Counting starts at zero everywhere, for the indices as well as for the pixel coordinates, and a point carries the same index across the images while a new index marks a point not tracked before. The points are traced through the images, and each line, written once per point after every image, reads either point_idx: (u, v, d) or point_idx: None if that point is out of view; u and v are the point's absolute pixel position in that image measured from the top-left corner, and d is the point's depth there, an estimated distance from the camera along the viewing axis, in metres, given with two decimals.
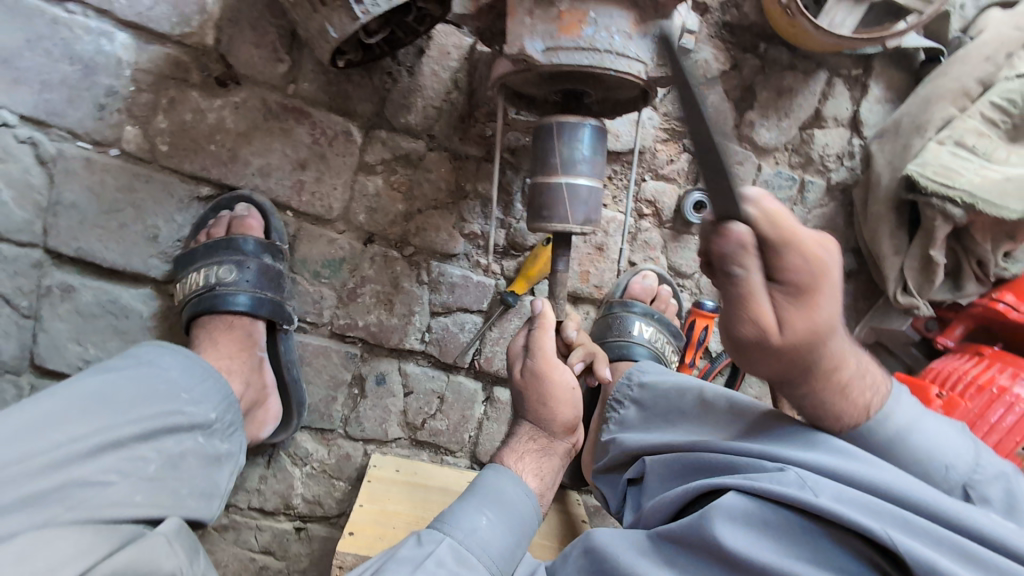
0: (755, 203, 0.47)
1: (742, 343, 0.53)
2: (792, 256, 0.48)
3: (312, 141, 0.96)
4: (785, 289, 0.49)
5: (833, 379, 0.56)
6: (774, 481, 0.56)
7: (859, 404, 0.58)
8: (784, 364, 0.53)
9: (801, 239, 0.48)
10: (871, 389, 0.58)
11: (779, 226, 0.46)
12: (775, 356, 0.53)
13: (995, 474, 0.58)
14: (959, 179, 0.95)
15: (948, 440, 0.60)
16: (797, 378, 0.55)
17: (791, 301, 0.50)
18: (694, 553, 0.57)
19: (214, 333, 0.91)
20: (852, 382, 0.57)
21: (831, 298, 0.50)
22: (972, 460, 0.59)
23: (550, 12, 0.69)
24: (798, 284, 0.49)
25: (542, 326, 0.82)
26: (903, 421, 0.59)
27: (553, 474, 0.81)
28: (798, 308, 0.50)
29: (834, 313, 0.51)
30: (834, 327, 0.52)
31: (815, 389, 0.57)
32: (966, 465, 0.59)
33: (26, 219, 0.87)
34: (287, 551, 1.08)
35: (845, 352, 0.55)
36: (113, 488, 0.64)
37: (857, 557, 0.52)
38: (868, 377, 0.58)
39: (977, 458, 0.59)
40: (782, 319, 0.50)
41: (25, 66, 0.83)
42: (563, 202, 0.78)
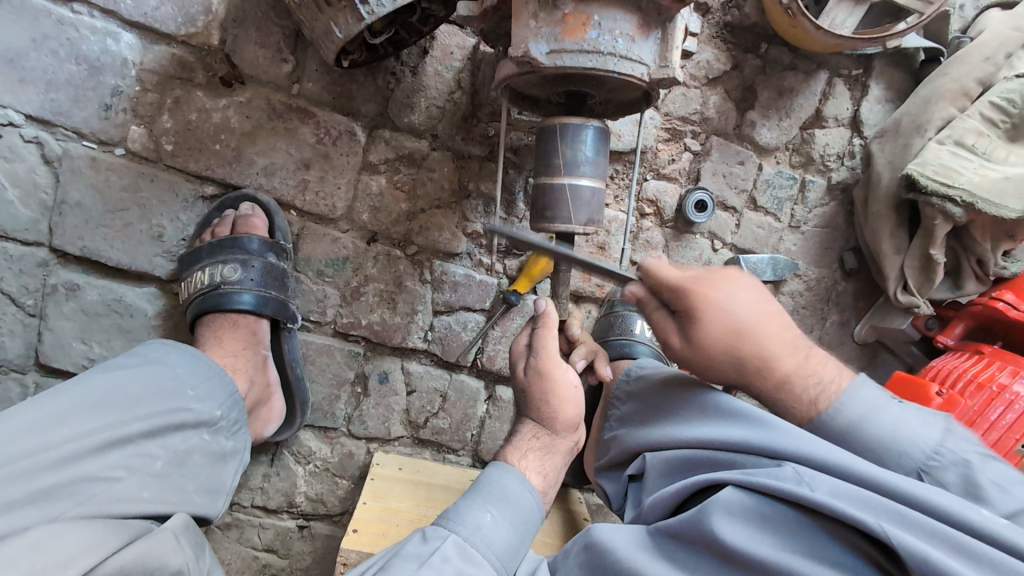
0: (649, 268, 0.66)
1: (674, 361, 0.68)
2: (667, 291, 0.65)
3: (315, 141, 0.96)
4: (681, 316, 0.64)
5: (773, 378, 0.64)
6: (771, 476, 0.57)
7: (805, 400, 0.64)
8: (710, 369, 0.65)
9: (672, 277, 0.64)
10: (818, 388, 0.64)
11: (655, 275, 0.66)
12: (696, 364, 0.65)
13: (957, 460, 0.58)
14: (958, 178, 0.96)
15: (908, 427, 0.61)
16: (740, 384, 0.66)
17: (685, 321, 0.63)
18: (694, 548, 0.58)
19: (219, 333, 0.91)
20: (794, 375, 0.64)
21: (720, 309, 0.62)
22: (931, 446, 0.59)
23: (554, 15, 0.69)
24: (687, 308, 0.63)
25: (545, 325, 0.83)
26: (857, 409, 0.62)
27: (556, 471, 0.81)
28: (695, 327, 0.63)
29: (729, 321, 0.62)
30: (736, 332, 0.62)
31: (760, 386, 0.64)
32: (923, 451, 0.59)
33: (32, 218, 0.88)
34: (291, 549, 1.09)
35: (770, 349, 0.63)
36: (121, 484, 0.65)
37: (852, 552, 0.52)
38: (813, 373, 0.64)
39: (940, 443, 0.59)
40: (684, 336, 0.64)
41: (32, 66, 0.84)
42: (564, 203, 0.79)
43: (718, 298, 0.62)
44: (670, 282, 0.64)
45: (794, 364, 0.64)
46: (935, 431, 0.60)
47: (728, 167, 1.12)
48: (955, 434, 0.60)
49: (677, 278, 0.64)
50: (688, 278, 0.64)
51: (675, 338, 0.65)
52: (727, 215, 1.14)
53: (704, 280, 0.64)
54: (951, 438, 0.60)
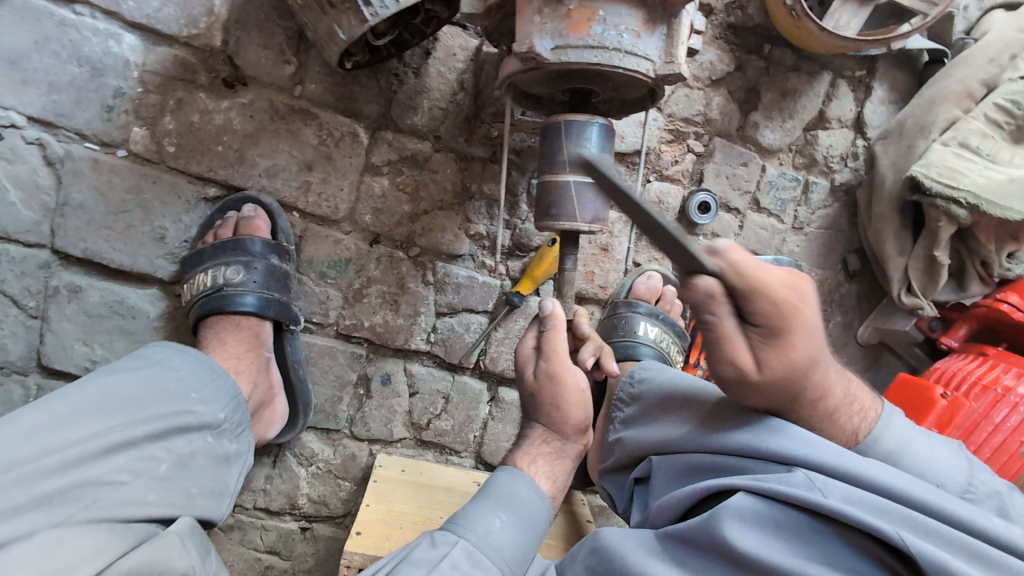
0: (722, 255, 0.48)
1: (724, 380, 0.55)
2: (757, 302, 0.48)
3: (318, 142, 0.96)
4: (762, 333, 0.50)
5: (818, 407, 0.58)
6: (782, 482, 0.56)
7: (847, 430, 0.60)
8: (764, 395, 0.56)
9: (768, 282, 0.48)
10: (858, 416, 0.60)
11: (746, 277, 0.47)
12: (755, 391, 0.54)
13: (989, 491, 0.60)
14: (963, 180, 0.95)
15: (937, 460, 0.62)
16: (782, 407, 0.58)
17: (767, 344, 0.50)
18: (706, 554, 0.57)
19: (222, 336, 0.91)
20: (840, 407, 0.59)
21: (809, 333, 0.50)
22: (963, 479, 0.61)
23: (559, 10, 0.69)
24: (775, 327, 0.49)
25: (553, 328, 0.81)
26: (894, 443, 0.62)
27: (565, 476, 0.82)
28: (779, 350, 0.50)
29: (815, 347, 0.51)
30: (815, 361, 0.52)
31: (805, 415, 0.59)
32: (958, 484, 0.61)
33: (34, 220, 0.87)
34: (293, 551, 1.09)
35: (830, 380, 0.56)
36: (126, 487, 0.65)
37: (866, 557, 0.53)
38: (857, 402, 0.60)
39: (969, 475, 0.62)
40: (759, 358, 0.51)
41: (33, 67, 0.84)
42: (569, 201, 0.79)
43: (814, 316, 0.49)
44: (766, 289, 0.48)
45: (843, 394, 0.58)
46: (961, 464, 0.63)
47: (731, 168, 1.12)
48: (975, 465, 0.63)
49: (778, 284, 0.47)
50: (789, 287, 0.48)
51: (747, 360, 0.51)
52: (730, 217, 1.14)
53: (801, 289, 0.49)
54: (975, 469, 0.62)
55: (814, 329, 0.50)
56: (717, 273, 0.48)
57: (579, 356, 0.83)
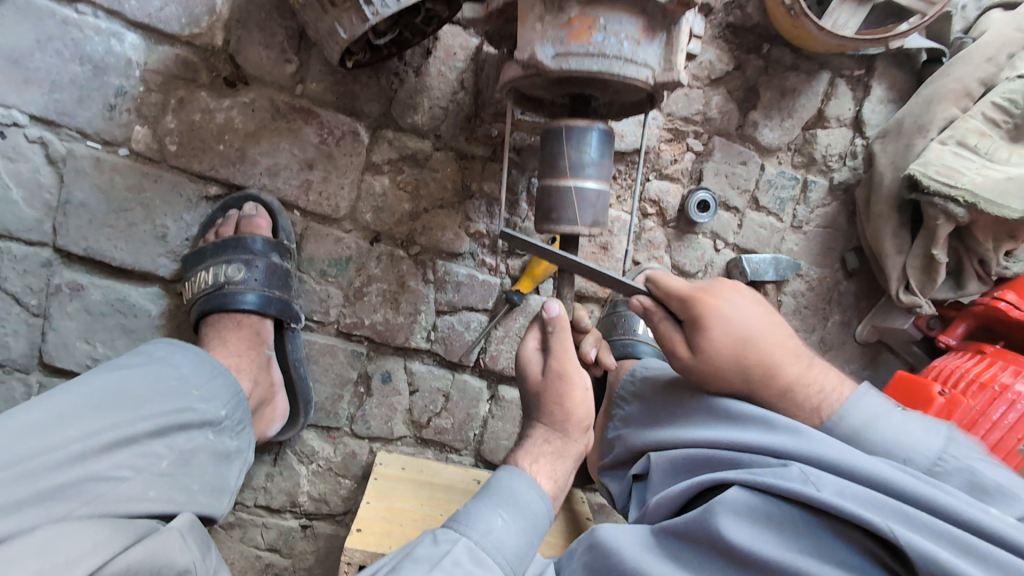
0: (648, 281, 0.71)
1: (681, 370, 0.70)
2: (672, 301, 0.68)
3: (319, 141, 0.96)
4: (687, 325, 0.67)
5: (774, 383, 0.66)
6: (776, 476, 0.58)
7: (808, 407, 0.65)
8: (718, 378, 0.67)
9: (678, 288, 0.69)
10: (819, 395, 0.65)
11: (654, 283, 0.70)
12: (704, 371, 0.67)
13: (959, 465, 0.58)
14: (960, 179, 0.96)
15: (910, 436, 0.61)
16: (748, 391, 0.67)
17: (688, 328, 0.66)
18: (700, 548, 0.58)
19: (224, 333, 0.92)
20: (796, 383, 0.65)
21: (727, 320, 0.64)
22: (934, 453, 0.60)
23: (560, 18, 0.69)
24: (693, 317, 0.66)
25: (559, 330, 0.81)
26: (860, 420, 0.63)
27: (566, 476, 0.81)
28: (699, 330, 0.65)
29: (733, 328, 0.64)
30: (745, 341, 0.64)
31: (767, 395, 0.66)
32: (927, 458, 0.60)
33: (36, 218, 0.88)
34: (293, 549, 1.09)
35: (774, 359, 0.65)
36: (126, 483, 0.65)
37: (858, 551, 0.52)
38: (818, 381, 0.66)
39: (943, 450, 0.60)
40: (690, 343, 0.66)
41: (36, 66, 0.84)
42: (570, 206, 0.79)
43: (723, 306, 0.65)
44: (677, 293, 0.67)
45: (795, 372, 0.66)
46: (936, 439, 0.61)
47: (730, 167, 1.12)
48: (958, 441, 0.60)
49: (683, 289, 0.67)
50: (695, 289, 0.66)
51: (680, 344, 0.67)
52: (729, 216, 1.15)
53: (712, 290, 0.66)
54: (954, 444, 0.60)
55: (727, 314, 0.64)
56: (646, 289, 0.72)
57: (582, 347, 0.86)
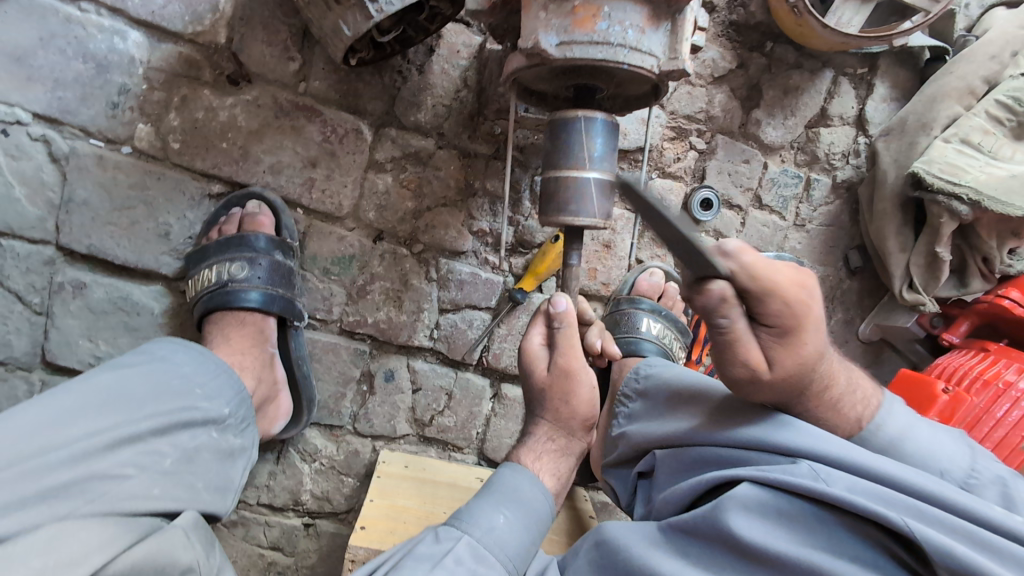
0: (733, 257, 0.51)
1: (734, 379, 0.58)
2: (771, 304, 0.52)
3: (322, 139, 0.96)
4: (775, 334, 0.54)
5: (825, 397, 0.61)
6: (786, 473, 0.57)
7: (851, 418, 0.64)
8: (775, 390, 0.59)
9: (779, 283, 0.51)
10: (861, 404, 0.64)
11: (756, 280, 0.51)
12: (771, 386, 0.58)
13: (992, 478, 0.61)
14: (964, 177, 0.96)
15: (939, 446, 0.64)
16: (793, 403, 0.61)
17: (776, 341, 0.54)
18: (710, 545, 0.58)
19: (227, 331, 0.92)
20: (844, 395, 0.63)
21: (816, 332, 0.55)
22: (966, 467, 0.63)
23: (564, 7, 0.69)
24: (786, 325, 0.53)
25: (566, 326, 0.81)
26: (896, 429, 0.65)
27: (568, 473, 0.82)
28: (792, 345, 0.54)
29: (821, 343, 0.56)
30: (822, 355, 0.57)
31: (813, 407, 0.62)
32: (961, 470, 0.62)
33: (39, 216, 0.88)
34: (296, 547, 1.09)
35: (832, 372, 0.60)
36: (131, 481, 0.65)
37: (873, 546, 0.53)
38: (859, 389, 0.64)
39: (973, 463, 0.63)
40: (771, 358, 0.55)
41: (39, 64, 0.84)
42: (576, 196, 0.79)
43: (819, 314, 0.54)
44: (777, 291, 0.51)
45: (845, 383, 0.62)
46: (965, 453, 0.64)
47: (733, 165, 1.12)
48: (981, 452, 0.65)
49: (789, 292, 0.52)
50: (800, 294, 0.52)
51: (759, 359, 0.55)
52: (732, 214, 1.15)
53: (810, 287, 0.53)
54: (981, 457, 0.64)
55: (819, 325, 0.55)
56: (731, 277, 0.51)
57: (586, 338, 0.86)
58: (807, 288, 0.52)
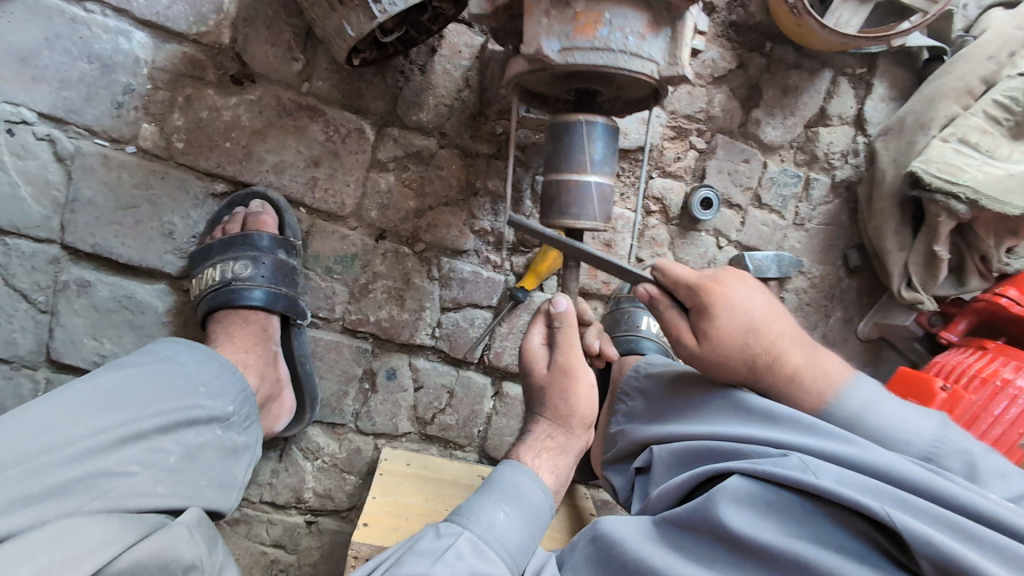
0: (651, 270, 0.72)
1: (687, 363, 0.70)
2: (683, 289, 0.68)
3: (325, 139, 0.97)
4: (693, 314, 0.67)
5: (778, 369, 0.66)
6: (777, 465, 0.59)
7: (811, 390, 0.66)
8: (721, 369, 0.68)
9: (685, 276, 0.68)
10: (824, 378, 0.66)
11: (665, 274, 0.69)
12: (705, 356, 0.67)
13: (957, 449, 0.61)
14: (963, 176, 0.96)
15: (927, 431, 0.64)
16: (747, 375, 0.68)
17: (694, 317, 0.67)
18: (701, 537, 0.59)
19: (231, 329, 0.92)
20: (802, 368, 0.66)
21: (731, 307, 0.65)
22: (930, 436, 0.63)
23: (566, 13, 0.70)
24: (697, 303, 0.66)
25: (566, 325, 0.82)
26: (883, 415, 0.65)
27: (567, 470, 0.82)
28: (706, 318, 0.65)
29: (740, 315, 0.65)
30: (749, 328, 0.65)
31: (770, 382, 0.67)
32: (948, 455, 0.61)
33: (43, 215, 0.88)
34: (299, 544, 1.10)
35: (779, 345, 0.66)
36: (135, 479, 0.66)
37: (858, 538, 0.53)
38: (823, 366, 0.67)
39: (941, 433, 0.63)
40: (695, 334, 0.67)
41: (44, 64, 0.85)
42: (577, 199, 0.80)
43: (729, 295, 0.65)
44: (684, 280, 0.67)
45: (801, 359, 0.66)
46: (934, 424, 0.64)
47: (733, 164, 1.13)
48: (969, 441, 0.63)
49: (692, 278, 0.67)
50: (703, 279, 0.67)
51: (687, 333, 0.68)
52: (732, 213, 1.15)
53: (716, 277, 0.67)
54: (952, 430, 0.63)
55: (734, 299, 0.65)
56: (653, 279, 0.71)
57: (585, 338, 0.88)
58: (709, 277, 0.67)
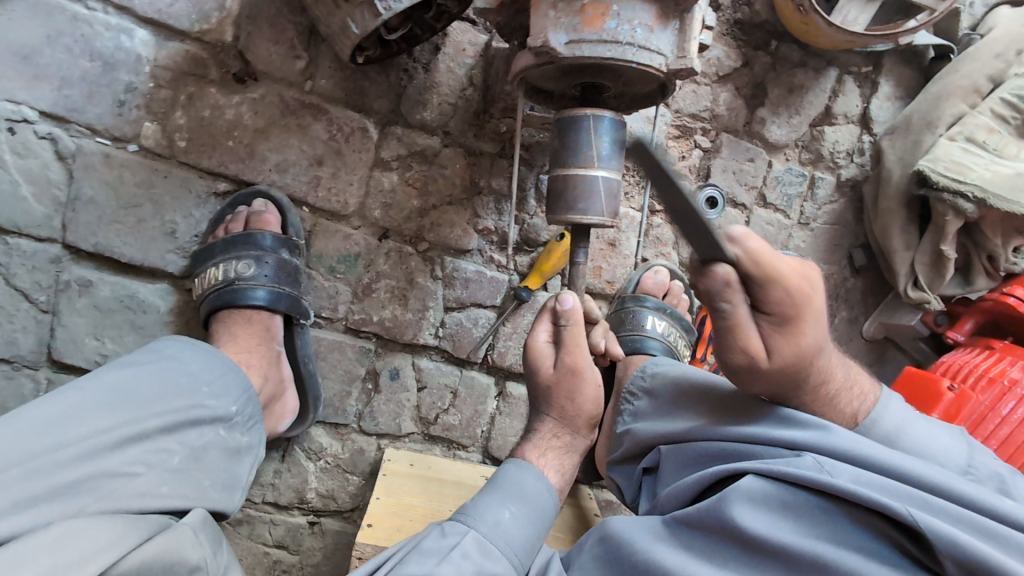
0: (739, 243, 0.51)
1: (731, 369, 0.59)
2: (777, 289, 0.51)
3: (328, 137, 0.96)
4: (773, 320, 0.54)
5: (821, 390, 0.61)
6: (791, 465, 0.57)
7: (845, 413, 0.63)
8: (769, 382, 0.59)
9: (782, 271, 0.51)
10: (856, 400, 0.64)
11: (760, 263, 0.51)
12: (767, 374, 0.57)
13: (990, 474, 0.62)
14: (970, 175, 0.96)
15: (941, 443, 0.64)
16: (786, 394, 0.61)
17: (778, 330, 0.54)
18: (714, 537, 0.58)
19: (234, 328, 0.92)
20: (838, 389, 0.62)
21: (814, 322, 0.55)
22: (963, 462, 0.63)
23: (574, 5, 0.70)
24: (786, 314, 0.53)
25: (573, 323, 0.80)
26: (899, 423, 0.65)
27: (573, 470, 0.83)
28: (789, 333, 0.54)
29: (820, 337, 0.55)
30: (819, 348, 0.56)
31: (805, 399, 0.61)
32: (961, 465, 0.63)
33: (45, 214, 0.88)
34: (301, 545, 1.09)
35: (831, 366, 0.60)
36: (140, 479, 0.65)
37: (877, 537, 0.53)
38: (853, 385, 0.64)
39: (970, 458, 0.63)
40: (770, 345, 0.55)
41: (46, 62, 0.84)
42: (584, 194, 0.79)
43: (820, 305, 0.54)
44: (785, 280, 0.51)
45: (841, 377, 0.62)
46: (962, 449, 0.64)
47: (739, 164, 1.12)
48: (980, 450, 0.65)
49: (793, 279, 0.51)
50: (802, 282, 0.52)
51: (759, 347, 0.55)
52: (737, 212, 1.15)
53: (813, 281, 0.53)
54: (978, 453, 0.64)
55: (820, 316, 0.55)
56: (734, 261, 0.51)
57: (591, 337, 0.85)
58: (811, 279, 0.52)
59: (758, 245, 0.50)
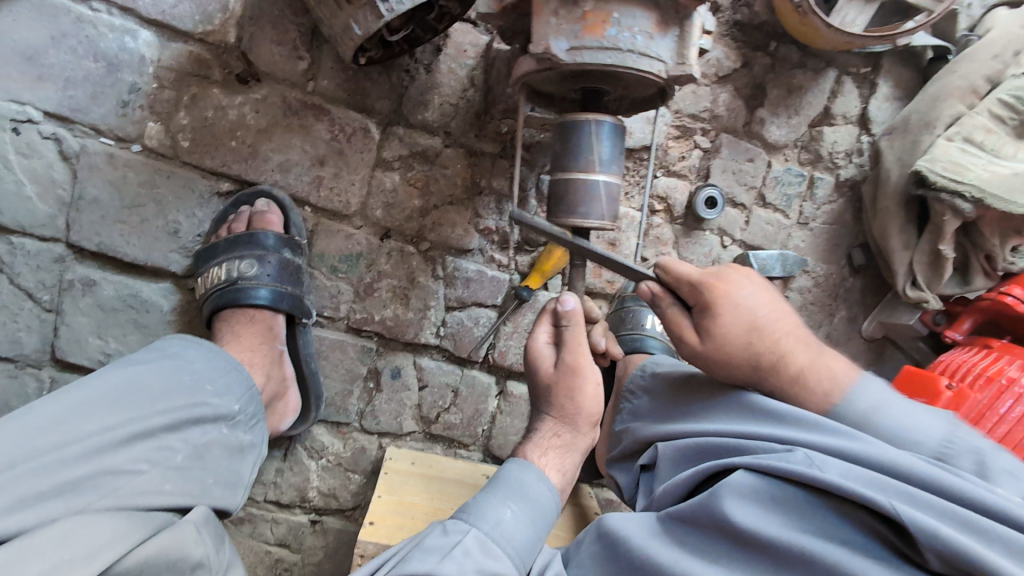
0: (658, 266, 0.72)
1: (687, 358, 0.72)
2: (685, 285, 0.69)
3: (330, 138, 0.97)
4: (696, 310, 0.69)
5: (783, 370, 0.67)
6: (782, 460, 0.59)
7: (819, 391, 0.66)
8: (723, 366, 0.69)
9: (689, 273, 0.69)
10: (831, 378, 0.66)
11: (667, 270, 0.71)
12: (709, 356, 0.69)
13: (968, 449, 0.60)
14: (968, 175, 0.96)
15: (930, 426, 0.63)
16: (748, 375, 0.69)
17: (698, 312, 0.68)
18: (706, 532, 0.59)
19: (237, 327, 0.92)
20: (808, 369, 0.66)
21: (734, 305, 0.66)
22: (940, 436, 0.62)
23: (574, 13, 0.70)
24: (703, 299, 0.68)
25: (574, 324, 0.82)
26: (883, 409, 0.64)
27: (574, 469, 0.82)
28: (709, 312, 0.67)
29: (744, 315, 0.66)
30: (753, 327, 0.66)
31: (773, 382, 0.68)
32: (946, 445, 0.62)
33: (49, 214, 0.88)
34: (303, 544, 1.10)
35: (784, 346, 0.67)
36: (144, 477, 0.66)
37: (864, 531, 0.53)
38: (828, 368, 0.67)
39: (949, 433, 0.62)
40: (698, 329, 0.69)
41: (50, 63, 0.85)
42: (584, 199, 0.80)
43: (730, 291, 0.67)
44: (688, 278, 0.69)
45: (804, 358, 0.67)
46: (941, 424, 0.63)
47: (738, 164, 1.13)
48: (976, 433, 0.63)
49: (694, 275, 0.69)
50: (703, 276, 0.68)
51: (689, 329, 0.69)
52: (737, 212, 1.15)
53: (722, 275, 0.68)
54: (960, 429, 0.62)
55: (740, 300, 0.67)
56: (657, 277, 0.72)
57: (591, 337, 0.88)
58: (715, 274, 0.68)
59: (667, 260, 0.71)
